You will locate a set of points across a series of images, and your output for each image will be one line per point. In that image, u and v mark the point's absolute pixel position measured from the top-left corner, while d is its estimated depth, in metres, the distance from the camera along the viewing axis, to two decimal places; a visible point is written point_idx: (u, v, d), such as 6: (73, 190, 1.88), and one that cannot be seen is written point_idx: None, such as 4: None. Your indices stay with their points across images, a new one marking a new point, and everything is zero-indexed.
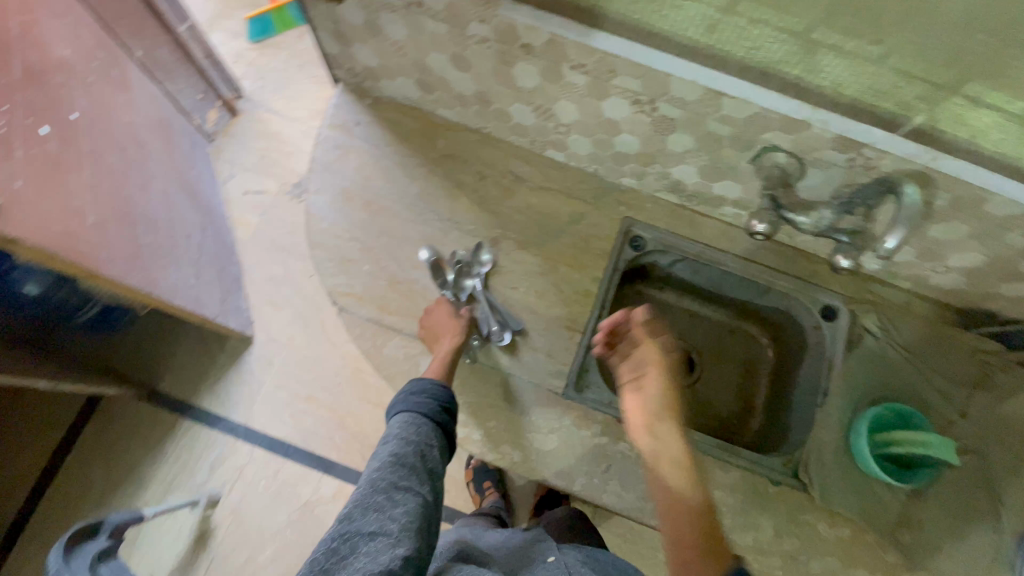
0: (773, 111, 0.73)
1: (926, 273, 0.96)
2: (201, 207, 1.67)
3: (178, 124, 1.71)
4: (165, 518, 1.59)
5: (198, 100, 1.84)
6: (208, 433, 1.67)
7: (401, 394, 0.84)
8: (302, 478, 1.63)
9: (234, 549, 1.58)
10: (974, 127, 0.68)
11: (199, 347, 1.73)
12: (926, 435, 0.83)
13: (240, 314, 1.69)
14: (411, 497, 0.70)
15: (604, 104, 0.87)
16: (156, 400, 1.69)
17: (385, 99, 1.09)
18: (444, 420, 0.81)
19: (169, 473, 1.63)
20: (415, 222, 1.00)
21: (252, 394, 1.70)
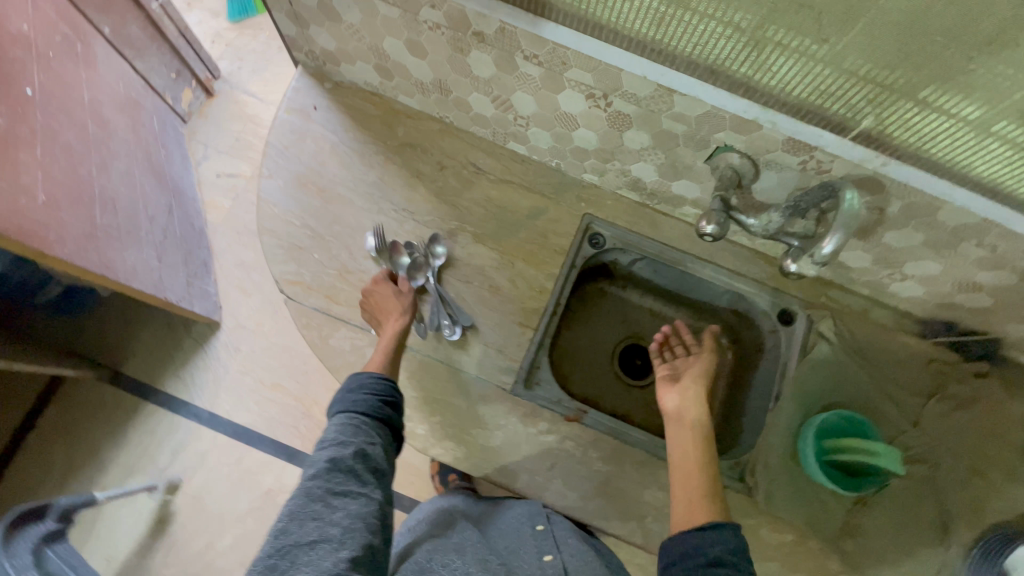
0: (721, 110, 0.71)
1: (884, 280, 0.95)
2: (169, 188, 1.64)
3: (149, 104, 1.68)
4: (125, 502, 1.58)
5: (172, 79, 1.78)
6: (173, 418, 1.65)
7: (340, 392, 0.81)
8: (265, 467, 1.62)
9: (193, 536, 1.56)
10: (923, 134, 0.64)
11: (165, 331, 1.71)
12: (875, 445, 0.82)
13: (207, 299, 1.66)
14: (353, 499, 0.69)
15: (560, 97, 0.85)
16: (120, 382, 1.67)
17: (345, 84, 1.06)
18: (385, 414, 0.79)
19: (131, 457, 1.62)
20: (370, 211, 0.98)
21: (218, 380, 1.68)
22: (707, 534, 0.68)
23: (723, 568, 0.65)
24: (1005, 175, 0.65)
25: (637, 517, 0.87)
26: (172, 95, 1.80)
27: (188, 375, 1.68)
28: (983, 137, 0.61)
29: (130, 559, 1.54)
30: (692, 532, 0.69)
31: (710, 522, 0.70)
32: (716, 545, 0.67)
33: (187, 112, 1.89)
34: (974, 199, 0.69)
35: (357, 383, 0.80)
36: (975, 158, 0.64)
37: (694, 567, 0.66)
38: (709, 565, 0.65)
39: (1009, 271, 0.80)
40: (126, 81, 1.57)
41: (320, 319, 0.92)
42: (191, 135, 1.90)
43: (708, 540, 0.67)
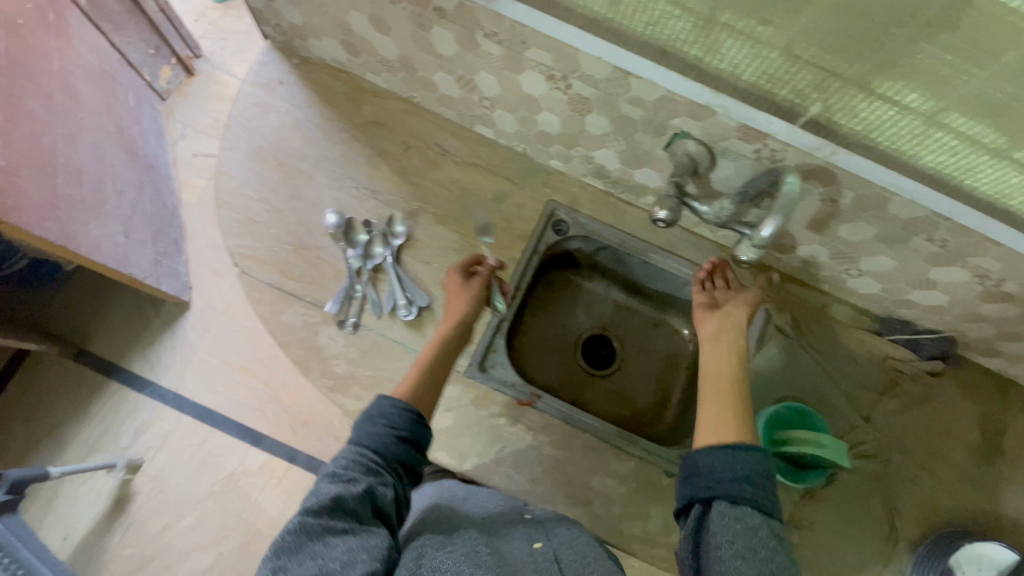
0: (674, 92, 0.72)
1: (842, 276, 0.95)
2: (141, 164, 1.59)
3: (122, 79, 1.58)
4: (85, 479, 1.55)
5: (149, 56, 1.69)
6: (137, 399, 1.61)
7: (355, 421, 0.72)
8: (230, 449, 1.58)
9: (150, 518, 1.53)
10: (869, 122, 0.65)
11: (133, 308, 1.66)
12: (822, 436, 0.83)
13: (177, 280, 1.60)
14: (356, 539, 0.59)
15: (521, 78, 0.84)
16: (85, 359, 1.63)
17: (313, 61, 1.05)
18: (403, 452, 0.69)
19: (92, 435, 1.58)
20: (331, 188, 0.98)
21: (185, 360, 1.63)
22: (736, 452, 0.65)
23: (750, 485, 0.62)
24: (952, 167, 0.65)
25: (584, 501, 0.88)
26: (148, 73, 1.71)
27: (155, 356, 1.63)
28: (930, 125, 0.61)
29: (88, 538, 1.52)
30: (720, 448, 0.67)
31: (739, 442, 0.67)
32: (743, 463, 0.64)
33: (164, 91, 1.80)
34: (922, 191, 0.69)
35: (376, 412, 0.71)
36: (922, 148, 0.65)
37: (718, 482, 0.64)
38: (734, 481, 0.63)
39: (960, 268, 0.80)
40: (99, 54, 1.48)
41: (272, 295, 0.91)
42: (169, 114, 1.81)
43: (736, 458, 0.65)
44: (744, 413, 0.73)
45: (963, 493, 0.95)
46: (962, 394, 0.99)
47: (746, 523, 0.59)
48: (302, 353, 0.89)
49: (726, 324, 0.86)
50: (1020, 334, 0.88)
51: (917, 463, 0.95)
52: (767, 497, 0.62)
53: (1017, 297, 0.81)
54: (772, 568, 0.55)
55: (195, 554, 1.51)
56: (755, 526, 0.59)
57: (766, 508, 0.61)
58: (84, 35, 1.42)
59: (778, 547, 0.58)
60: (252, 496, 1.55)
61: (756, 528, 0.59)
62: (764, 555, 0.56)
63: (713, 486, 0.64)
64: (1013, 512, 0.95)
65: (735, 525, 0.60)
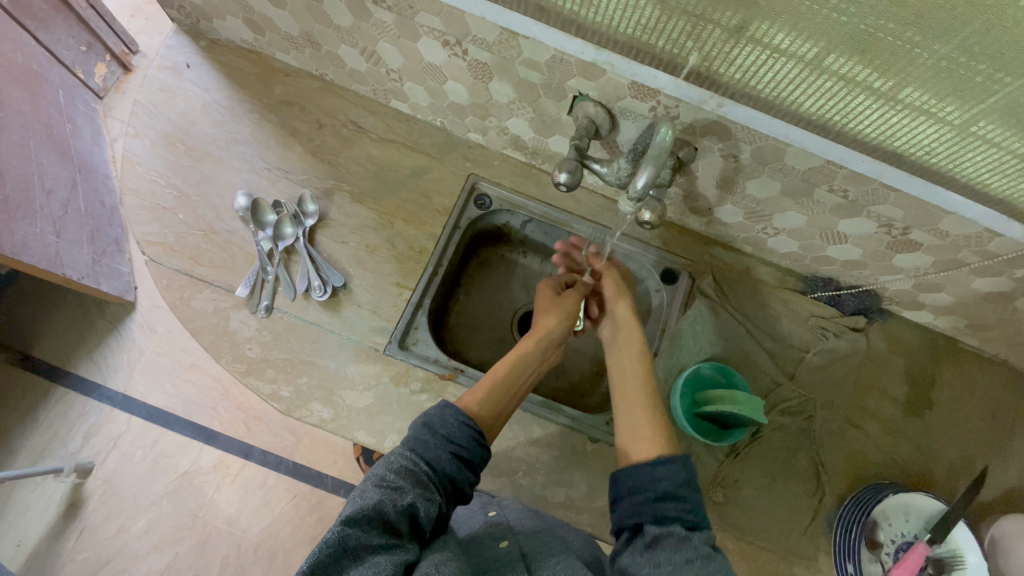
0: (562, 51, 0.71)
1: (761, 235, 0.95)
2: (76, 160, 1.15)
3: (57, 76, 1.14)
4: (30, 492, 1.22)
5: (80, 52, 1.21)
6: (82, 400, 1.27)
7: (414, 424, 0.69)
8: (182, 448, 1.25)
9: (105, 521, 1.20)
10: (746, 69, 0.64)
11: (73, 302, 1.31)
12: (737, 394, 0.83)
13: (117, 279, 1.23)
14: (388, 553, 0.55)
15: (419, 46, 0.82)
16: (29, 364, 1.28)
17: (221, 43, 1.02)
18: (457, 470, 0.65)
19: (37, 444, 1.24)
20: (240, 169, 0.98)
21: (133, 363, 1.28)
22: (649, 469, 0.67)
23: (673, 500, 0.63)
24: (835, 111, 0.65)
25: (508, 472, 0.88)
26: (81, 69, 1.22)
27: (100, 354, 1.29)
28: (814, 71, 0.61)
29: (41, 546, 1.19)
30: (635, 468, 0.68)
31: (657, 457, 0.68)
32: (663, 479, 0.65)
33: (102, 88, 1.31)
34: (810, 140, 0.69)
35: (439, 421, 0.68)
36: (801, 93, 0.64)
37: (642, 503, 0.64)
38: (657, 501, 0.64)
39: (865, 218, 0.79)
40: (31, 53, 1.07)
41: (181, 281, 0.91)
42: (105, 113, 1.31)
43: (656, 475, 0.65)
44: (657, 421, 0.73)
45: (891, 445, 0.95)
46: (889, 349, 0.99)
47: (677, 537, 0.61)
48: (215, 339, 0.89)
49: (618, 328, 0.87)
50: (936, 284, 0.87)
51: (842, 416, 0.96)
52: (693, 508, 0.63)
53: (925, 245, 0.79)
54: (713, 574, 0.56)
55: (152, 559, 1.18)
56: (684, 538, 0.61)
57: (694, 519, 0.63)
58: (8, 27, 1.02)
59: (710, 553, 0.60)
60: (207, 494, 1.23)
61: (686, 539, 0.60)
62: (698, 562, 0.58)
63: (637, 509, 0.64)
64: (944, 465, 0.94)
65: (666, 546, 0.60)
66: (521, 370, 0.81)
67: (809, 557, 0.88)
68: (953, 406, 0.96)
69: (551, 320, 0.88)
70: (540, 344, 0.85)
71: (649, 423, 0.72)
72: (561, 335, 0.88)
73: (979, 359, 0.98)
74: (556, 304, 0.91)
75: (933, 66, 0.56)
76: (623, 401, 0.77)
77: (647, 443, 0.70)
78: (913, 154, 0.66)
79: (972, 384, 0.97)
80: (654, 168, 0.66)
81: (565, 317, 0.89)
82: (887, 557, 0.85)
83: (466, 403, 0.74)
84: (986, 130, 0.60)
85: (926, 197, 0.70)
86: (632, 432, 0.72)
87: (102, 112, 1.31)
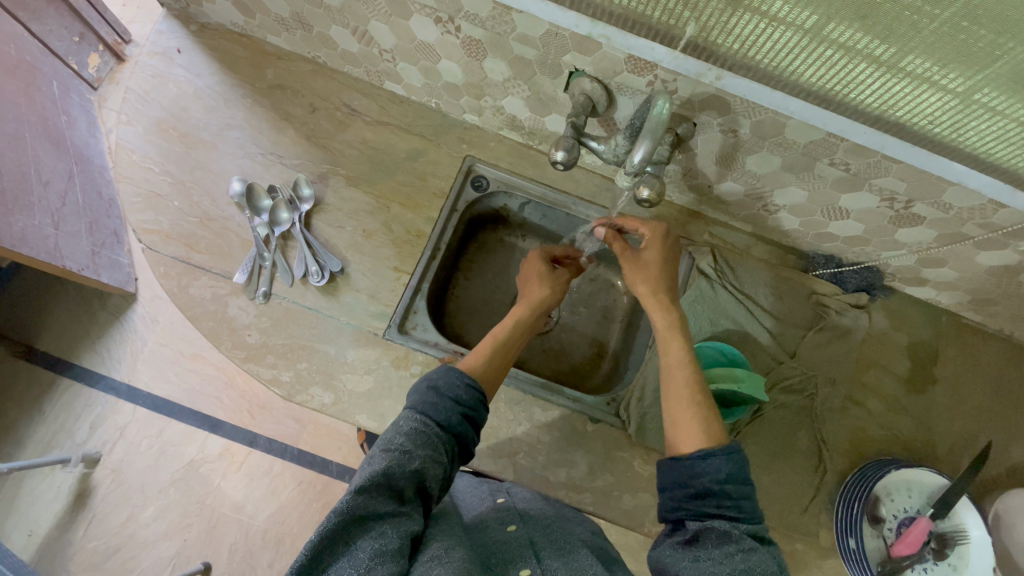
0: (556, 26, 0.70)
1: (761, 212, 0.94)
2: (71, 152, 1.12)
3: (50, 69, 1.11)
4: (38, 483, 1.23)
5: (74, 44, 1.16)
6: (86, 391, 1.27)
7: (420, 386, 0.68)
8: (188, 437, 1.25)
9: (115, 509, 1.21)
10: (745, 39, 0.63)
11: (74, 294, 1.30)
12: (737, 370, 0.82)
13: (118, 270, 1.21)
14: (395, 522, 0.54)
15: (411, 24, 0.80)
16: (33, 356, 1.28)
17: (212, 26, 1.01)
18: (466, 430, 0.65)
19: (44, 435, 1.25)
20: (234, 155, 0.97)
21: (137, 354, 1.28)
22: (694, 463, 0.63)
23: (715, 497, 0.61)
24: (836, 81, 0.63)
25: (509, 454, 0.88)
26: (75, 60, 1.18)
27: (102, 345, 1.28)
28: (814, 39, 0.60)
29: (52, 534, 1.20)
30: (677, 460, 0.65)
31: (699, 450, 0.64)
32: (703, 476, 0.62)
33: (96, 79, 1.25)
34: (812, 112, 0.67)
35: (446, 384, 0.67)
36: (802, 63, 0.63)
37: (683, 499, 0.63)
38: (698, 497, 0.62)
39: (867, 192, 0.78)
40: (25, 45, 1.05)
41: (178, 268, 0.91)
42: (102, 104, 1.27)
43: (696, 471, 0.63)
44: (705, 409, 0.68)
45: (892, 422, 0.94)
46: (891, 326, 0.98)
47: (717, 531, 0.59)
48: (213, 326, 0.89)
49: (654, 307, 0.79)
50: (940, 259, 0.86)
51: (844, 394, 0.95)
52: (734, 502, 0.61)
53: (928, 219, 0.78)
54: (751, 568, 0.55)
55: (161, 546, 1.20)
56: (725, 532, 0.59)
57: (737, 515, 0.60)
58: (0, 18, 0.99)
59: (753, 545, 0.58)
60: (214, 482, 1.23)
61: (727, 533, 0.59)
62: (735, 554, 0.56)
63: (679, 504, 0.63)
64: (946, 440, 0.94)
65: (706, 540, 0.59)
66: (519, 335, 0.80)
67: (812, 534, 0.88)
68: (956, 382, 0.96)
69: (545, 288, 0.86)
70: (535, 311, 0.83)
71: (693, 409, 0.67)
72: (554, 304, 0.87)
73: (981, 334, 0.98)
74: (550, 276, 0.88)
75: (936, 31, 0.55)
76: (669, 381, 0.72)
77: (696, 432, 0.66)
78: (915, 124, 0.65)
79: (975, 360, 0.97)
80: (652, 143, 0.65)
81: (558, 291, 0.87)
82: (889, 532, 0.86)
83: (469, 364, 0.73)
84: (990, 98, 0.59)
85: (931, 169, 0.68)
86: (678, 417, 0.68)
87: (97, 103, 1.26)
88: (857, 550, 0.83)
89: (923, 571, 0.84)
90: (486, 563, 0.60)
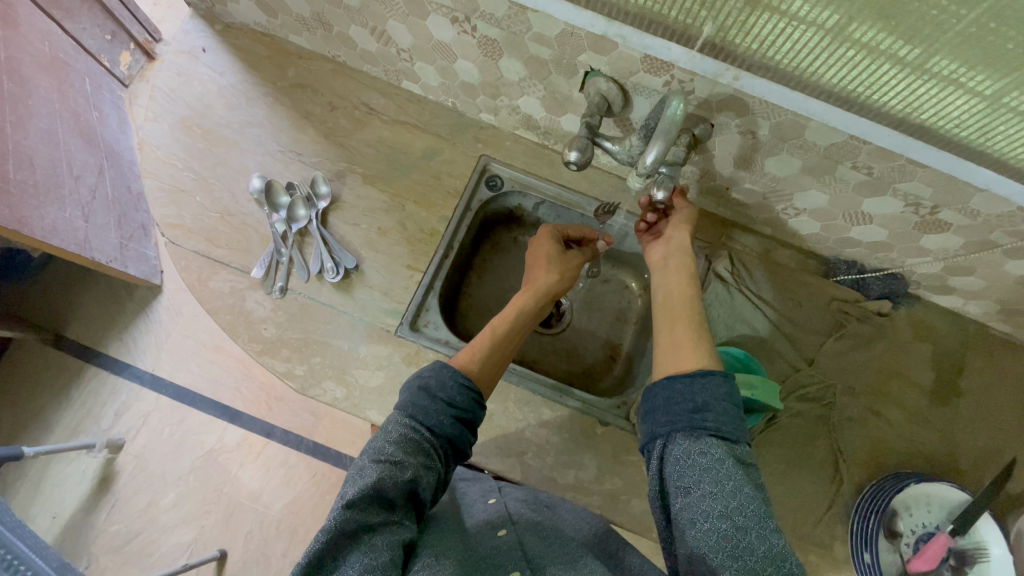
0: (572, 25, 0.69)
1: (780, 216, 0.92)
2: (102, 149, 1.15)
3: (82, 66, 1.14)
4: (64, 466, 1.27)
5: (105, 42, 1.19)
6: (112, 379, 1.31)
7: (412, 386, 0.67)
8: (207, 427, 1.28)
9: (136, 494, 1.25)
10: (763, 39, 0.61)
11: (102, 285, 1.35)
12: (751, 376, 0.80)
13: (145, 263, 1.21)
14: (385, 533, 0.55)
15: (428, 24, 0.81)
16: (62, 344, 1.33)
17: (236, 26, 1.03)
18: (459, 432, 0.65)
19: (72, 420, 1.30)
20: (255, 152, 0.99)
21: (160, 344, 1.30)
22: (693, 379, 0.61)
23: (711, 415, 0.57)
24: (859, 82, 0.62)
25: (517, 452, 0.88)
26: (107, 57, 1.20)
27: (127, 335, 1.32)
28: (837, 39, 0.58)
29: (76, 517, 1.25)
30: (675, 379, 0.61)
31: (696, 369, 0.62)
32: (703, 391, 0.59)
33: (128, 77, 1.25)
34: (833, 114, 0.66)
35: (437, 384, 0.66)
36: (823, 64, 0.61)
37: (676, 414, 0.59)
38: (694, 412, 0.58)
39: (890, 197, 0.75)
40: (58, 42, 1.09)
41: (200, 262, 0.94)
42: (132, 101, 1.26)
43: (697, 387, 0.59)
44: (699, 332, 0.67)
45: (914, 434, 0.91)
46: (916, 335, 0.95)
47: (710, 456, 0.55)
48: (231, 318, 0.91)
49: (670, 250, 0.78)
50: (968, 267, 0.83)
51: (863, 404, 0.92)
52: (729, 422, 0.57)
53: (955, 225, 0.75)
54: (741, 501, 0.51)
55: (180, 531, 1.23)
56: (717, 457, 0.55)
57: (733, 439, 0.57)
58: (34, 17, 1.04)
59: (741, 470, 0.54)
60: (231, 472, 1.26)
61: (721, 459, 0.54)
62: (727, 482, 0.52)
63: (671, 419, 0.59)
64: (970, 454, 0.90)
65: (695, 460, 0.55)
66: (520, 324, 0.79)
67: (826, 547, 0.86)
68: (983, 395, 0.92)
69: (552, 274, 0.85)
70: (539, 298, 0.82)
71: (695, 335, 0.66)
72: (559, 292, 0.85)
73: (1012, 347, 0.94)
74: (560, 260, 0.87)
75: (963, 32, 0.53)
76: (670, 315, 0.70)
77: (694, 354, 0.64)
78: (941, 127, 0.63)
79: (1004, 374, 0.93)
80: (664, 144, 0.64)
81: (567, 277, 0.86)
82: (906, 547, 0.83)
83: (463, 361, 0.72)
84: (1019, 101, 0.57)
85: (958, 173, 0.66)
86: (682, 340, 0.66)
87: (128, 100, 1.25)
88: (873, 564, 0.82)
89: None
90: (474, 564, 0.59)
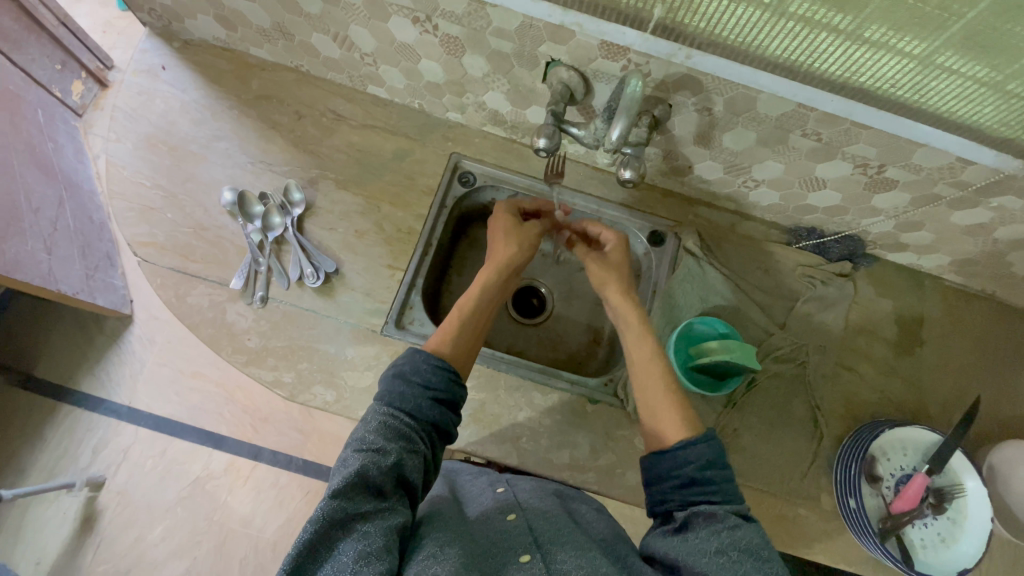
0: (530, 17, 0.72)
1: (742, 190, 0.96)
2: (63, 178, 1.13)
3: (35, 97, 1.11)
4: (42, 510, 1.22)
5: (56, 72, 1.17)
6: (88, 415, 1.27)
7: (387, 375, 0.68)
8: (192, 454, 1.25)
9: (122, 531, 1.21)
10: (710, 17, 0.66)
11: (70, 318, 1.30)
12: (728, 343, 0.83)
13: (112, 292, 1.20)
14: (376, 519, 0.56)
15: (390, 26, 0.83)
16: (31, 383, 1.28)
17: (195, 42, 1.03)
18: (439, 413, 0.66)
19: (48, 460, 1.25)
20: (225, 165, 0.99)
21: (134, 377, 1.25)
22: (674, 454, 0.65)
23: (698, 484, 0.62)
24: (800, 52, 0.66)
25: (512, 438, 0.90)
26: (59, 87, 1.19)
27: (100, 367, 1.28)
28: (775, 13, 0.62)
29: (60, 560, 1.20)
30: (661, 455, 0.66)
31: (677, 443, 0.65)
32: (687, 464, 0.63)
33: (81, 106, 1.24)
34: (781, 83, 0.70)
35: (411, 369, 0.67)
36: (767, 37, 0.66)
37: (669, 490, 0.64)
38: (683, 485, 0.63)
39: (840, 160, 0.80)
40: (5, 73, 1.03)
41: (176, 278, 0.93)
42: (87, 130, 1.24)
43: (679, 461, 0.64)
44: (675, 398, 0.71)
45: (884, 385, 0.97)
46: (876, 292, 1.00)
47: (703, 515, 0.60)
48: (213, 332, 0.90)
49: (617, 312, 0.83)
50: (917, 222, 0.89)
51: (835, 360, 0.97)
52: (715, 483, 0.62)
53: (901, 182, 0.81)
54: (735, 540, 0.56)
55: (172, 563, 1.19)
56: (709, 513, 0.60)
57: (721, 497, 0.61)
58: None
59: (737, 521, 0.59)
60: (221, 498, 1.23)
61: (711, 514, 0.60)
62: (722, 530, 0.58)
63: (665, 497, 0.64)
64: (936, 399, 0.96)
65: (693, 524, 0.60)
66: (487, 303, 0.81)
67: (813, 498, 0.91)
68: (943, 343, 0.98)
69: (511, 247, 0.86)
70: (501, 272, 0.83)
71: (673, 404, 0.70)
72: (522, 262, 0.87)
73: (965, 296, 1.00)
74: (516, 232, 0.88)
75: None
76: (644, 383, 0.74)
77: (675, 418, 0.68)
78: (879, 88, 0.68)
79: (960, 321, 0.99)
80: (627, 120, 0.68)
81: (526, 247, 0.87)
82: (887, 490, 0.88)
83: (437, 347, 0.74)
84: (945, 58, 0.62)
85: (900, 132, 0.71)
86: (662, 423, 0.69)
87: (83, 130, 1.24)
88: (857, 508, 0.85)
89: (922, 526, 0.86)
90: (485, 554, 0.60)
